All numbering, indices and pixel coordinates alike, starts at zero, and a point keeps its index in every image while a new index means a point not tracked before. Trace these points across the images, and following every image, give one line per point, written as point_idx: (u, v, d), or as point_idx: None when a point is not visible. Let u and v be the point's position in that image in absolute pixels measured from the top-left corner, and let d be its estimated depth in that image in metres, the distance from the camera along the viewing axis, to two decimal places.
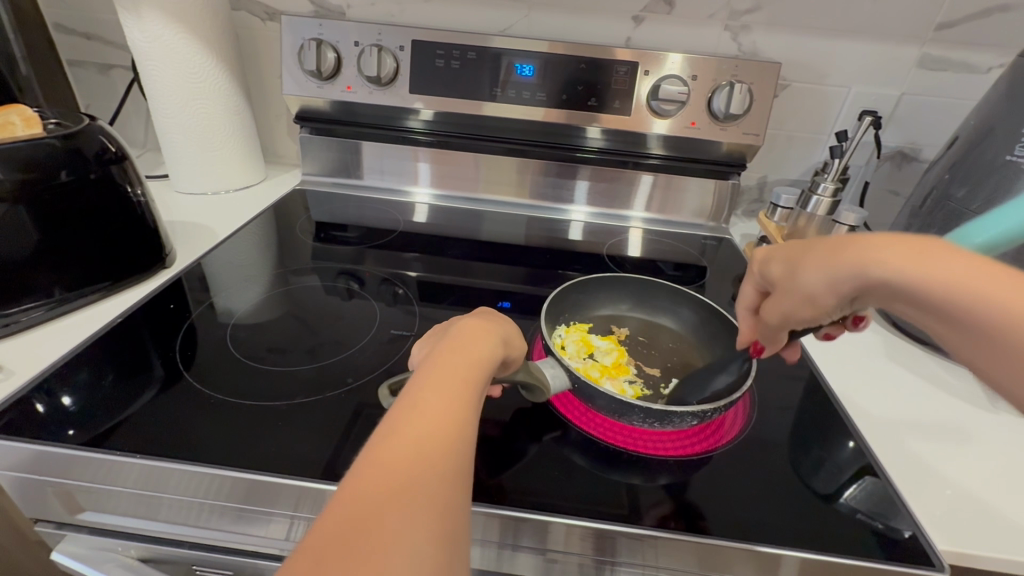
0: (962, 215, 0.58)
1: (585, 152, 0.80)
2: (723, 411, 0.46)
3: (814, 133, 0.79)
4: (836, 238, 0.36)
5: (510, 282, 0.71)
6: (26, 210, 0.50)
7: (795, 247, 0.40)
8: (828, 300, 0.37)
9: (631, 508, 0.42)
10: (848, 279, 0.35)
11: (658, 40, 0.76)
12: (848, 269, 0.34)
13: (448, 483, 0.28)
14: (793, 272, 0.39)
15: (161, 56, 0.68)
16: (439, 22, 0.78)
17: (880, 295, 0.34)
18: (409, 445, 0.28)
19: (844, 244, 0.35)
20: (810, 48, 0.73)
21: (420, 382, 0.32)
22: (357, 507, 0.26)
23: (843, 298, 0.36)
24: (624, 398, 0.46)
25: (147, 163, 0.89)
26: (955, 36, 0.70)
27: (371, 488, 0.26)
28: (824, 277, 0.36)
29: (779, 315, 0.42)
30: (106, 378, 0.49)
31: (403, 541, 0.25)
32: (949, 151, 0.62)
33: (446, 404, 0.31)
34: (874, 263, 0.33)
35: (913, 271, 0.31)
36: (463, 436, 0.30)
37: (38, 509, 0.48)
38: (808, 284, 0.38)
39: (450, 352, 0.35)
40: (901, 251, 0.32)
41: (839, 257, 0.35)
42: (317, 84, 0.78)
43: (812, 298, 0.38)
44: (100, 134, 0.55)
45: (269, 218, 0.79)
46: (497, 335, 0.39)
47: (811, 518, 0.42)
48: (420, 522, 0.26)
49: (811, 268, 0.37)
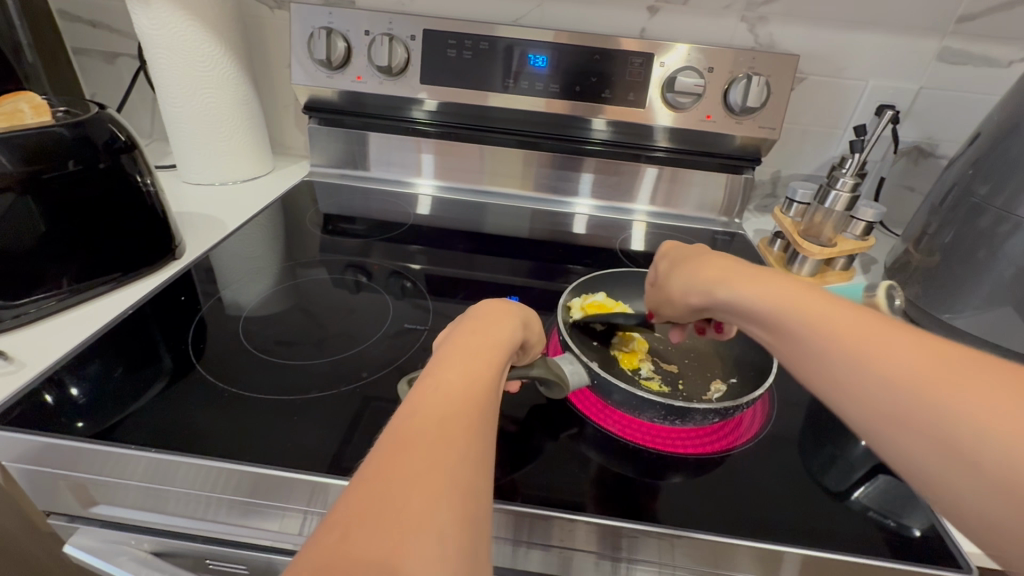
0: (984, 211, 0.57)
1: (589, 144, 0.80)
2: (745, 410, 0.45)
3: (829, 127, 0.78)
4: (714, 259, 0.43)
5: (519, 276, 0.70)
6: (34, 202, 0.49)
7: (683, 255, 0.47)
8: (683, 303, 0.45)
9: (648, 506, 0.41)
10: (702, 292, 0.42)
11: (673, 31, 0.75)
12: (710, 282, 0.41)
13: (473, 462, 0.27)
14: (671, 276, 0.47)
15: (169, 43, 0.67)
16: (449, 11, 0.77)
17: (717, 307, 0.41)
18: (429, 425, 0.28)
19: (719, 264, 0.42)
20: (829, 40, 0.72)
21: (438, 365, 0.32)
22: (379, 488, 0.25)
23: (694, 306, 0.44)
24: (644, 394, 0.45)
25: (153, 154, 0.88)
26: (977, 29, 0.69)
27: (393, 470, 0.25)
28: (687, 284, 0.44)
29: (656, 305, 0.51)
30: (117, 370, 0.49)
31: (429, 519, 0.24)
32: (972, 146, 0.61)
33: (465, 386, 0.30)
34: (722, 284, 0.40)
35: (745, 293, 0.37)
36: (484, 417, 0.30)
37: (49, 502, 0.47)
38: (677, 283, 0.46)
39: (469, 335, 0.35)
40: (755, 278, 0.38)
41: (713, 272, 0.42)
42: (326, 74, 0.77)
43: (674, 299, 0.46)
44: (109, 122, 0.54)
45: (276, 210, 0.79)
46: (516, 317, 0.39)
47: (826, 517, 0.42)
48: (447, 500, 0.25)
49: (686, 276, 0.45)
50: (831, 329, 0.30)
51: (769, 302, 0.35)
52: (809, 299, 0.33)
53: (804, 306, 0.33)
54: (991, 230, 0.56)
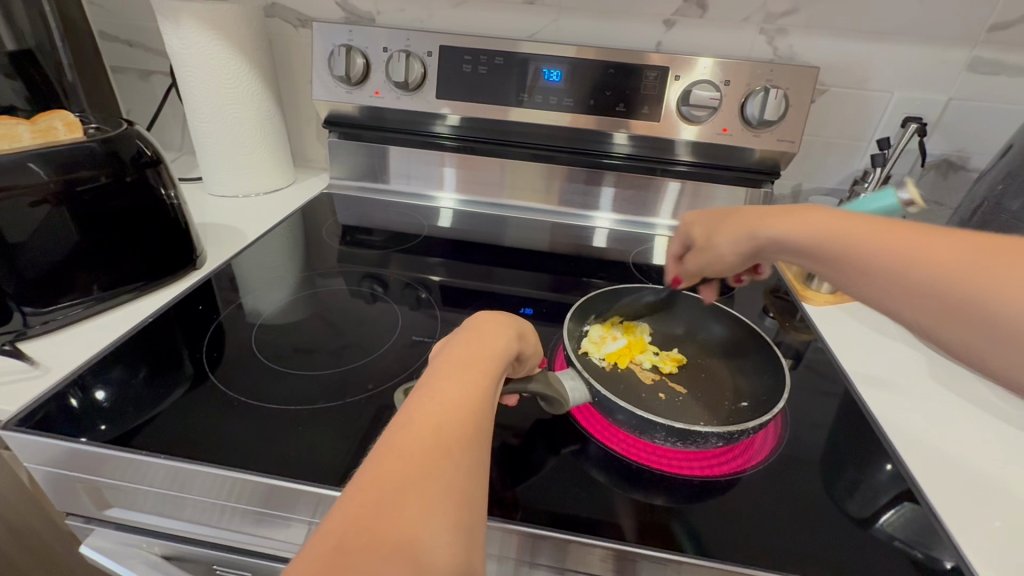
0: (1017, 227, 0.55)
1: (611, 157, 0.79)
2: (751, 434, 0.44)
3: (853, 140, 0.76)
4: (743, 212, 0.48)
5: (533, 289, 0.70)
6: (69, 213, 0.51)
7: (715, 220, 0.52)
8: (734, 257, 0.49)
9: (653, 530, 0.40)
10: (750, 240, 0.46)
11: (691, 44, 0.74)
12: (747, 230, 0.46)
13: (467, 474, 0.27)
14: (711, 237, 0.51)
15: (198, 63, 0.70)
16: (468, 27, 0.78)
17: (770, 250, 0.45)
18: (425, 435, 0.27)
19: (750, 216, 0.47)
20: (850, 51, 0.70)
21: (436, 375, 0.32)
22: (374, 495, 0.25)
23: (744, 255, 0.48)
24: (647, 415, 0.44)
25: (182, 166, 0.92)
26: (1010, 38, 0.67)
27: (386, 481, 0.25)
28: (732, 239, 0.48)
29: (698, 268, 0.54)
30: (136, 375, 0.50)
31: (421, 531, 0.24)
32: (1003, 158, 0.59)
33: (462, 395, 0.30)
34: (766, 227, 0.44)
35: (793, 233, 0.41)
36: (482, 429, 0.30)
37: (68, 504, 0.49)
38: (718, 243, 0.50)
39: (465, 345, 0.35)
40: (785, 215, 0.43)
41: (739, 225, 0.47)
42: (346, 89, 0.79)
43: (722, 256, 0.50)
44: (136, 138, 0.56)
45: (296, 221, 0.80)
46: (512, 328, 0.38)
47: (849, 549, 0.40)
48: (440, 511, 0.25)
49: (725, 230, 0.49)
50: (823, 237, 0.38)
51: (800, 234, 0.41)
52: (854, 222, 0.37)
53: (818, 228, 0.39)
54: None
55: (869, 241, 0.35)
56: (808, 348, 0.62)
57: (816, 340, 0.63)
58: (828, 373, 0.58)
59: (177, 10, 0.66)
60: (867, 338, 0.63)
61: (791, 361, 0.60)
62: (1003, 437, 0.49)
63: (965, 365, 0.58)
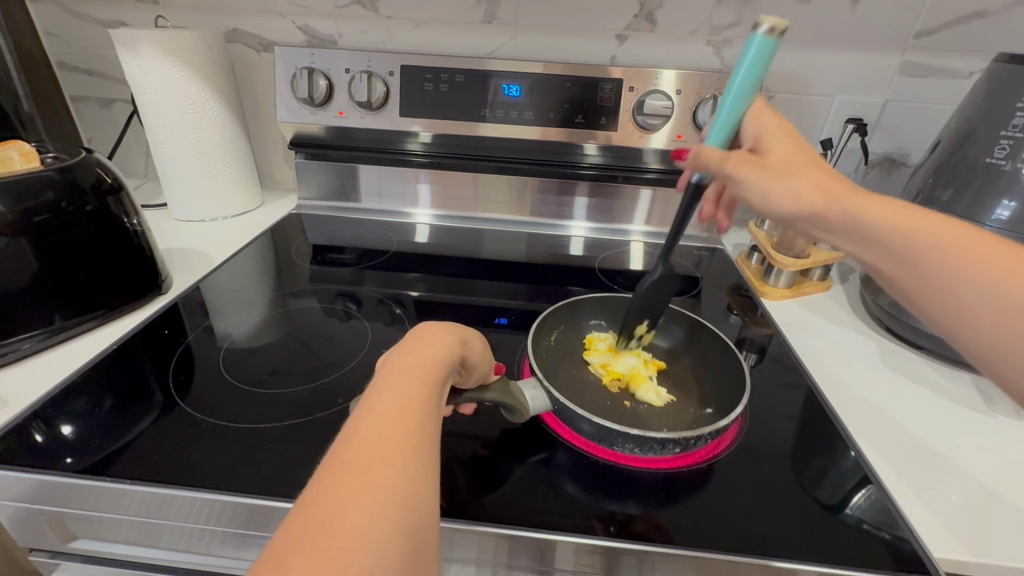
0: (948, 218, 0.59)
1: (581, 168, 0.81)
2: (708, 439, 0.46)
3: (801, 142, 0.80)
4: (815, 171, 0.41)
5: (506, 299, 0.71)
6: (27, 243, 0.51)
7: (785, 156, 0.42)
8: (792, 205, 0.41)
9: (630, 525, 0.41)
10: (827, 204, 0.40)
11: (644, 57, 0.77)
12: (824, 194, 0.40)
13: (414, 476, 0.28)
14: (782, 178, 0.41)
15: (159, 88, 0.70)
16: (429, 47, 0.80)
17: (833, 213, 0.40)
18: (367, 446, 0.28)
19: (840, 188, 0.40)
20: (792, 59, 0.74)
21: (377, 389, 0.32)
22: (322, 505, 0.25)
23: (805, 210, 0.40)
24: (605, 425, 0.46)
25: (147, 193, 0.91)
26: (934, 43, 0.72)
27: (329, 493, 0.26)
28: (801, 190, 0.40)
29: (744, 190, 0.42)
30: (102, 405, 0.49)
31: (361, 546, 0.25)
32: (933, 154, 0.63)
33: (406, 403, 0.31)
34: (852, 201, 0.39)
35: (884, 215, 0.39)
36: (424, 431, 0.30)
37: (34, 540, 0.48)
38: (799, 186, 0.40)
39: (410, 353, 0.35)
40: (886, 203, 0.39)
41: (807, 178, 0.40)
42: (310, 111, 0.80)
43: (786, 196, 0.41)
44: (96, 166, 0.57)
45: (265, 243, 0.81)
46: (455, 335, 0.40)
47: (820, 533, 0.41)
48: (386, 516, 0.26)
49: (780, 181, 0.41)
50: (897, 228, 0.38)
51: (877, 220, 0.39)
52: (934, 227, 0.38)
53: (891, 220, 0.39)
54: None
55: (964, 254, 0.37)
56: (771, 341, 0.65)
57: (776, 334, 0.66)
58: (787, 365, 0.60)
59: (136, 38, 0.67)
60: (824, 328, 0.65)
61: (756, 356, 0.62)
62: (950, 416, 0.52)
63: (914, 350, 0.61)
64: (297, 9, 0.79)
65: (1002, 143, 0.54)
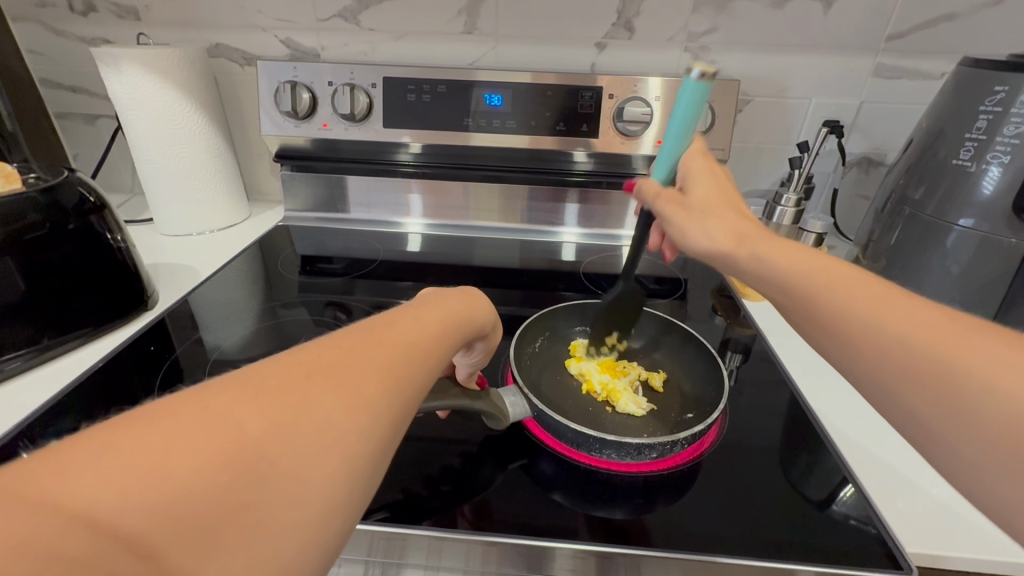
0: (920, 218, 0.60)
1: (572, 175, 0.82)
2: (684, 444, 0.47)
3: (781, 144, 0.81)
4: (739, 218, 0.40)
5: (495, 306, 0.72)
6: (12, 264, 0.51)
7: (706, 202, 0.42)
8: (706, 245, 0.40)
9: (613, 528, 0.42)
10: (728, 241, 0.39)
11: (623, 64, 0.78)
12: (739, 238, 0.38)
13: (389, 409, 0.28)
14: (697, 216, 0.42)
15: (142, 105, 0.70)
16: (412, 58, 0.81)
17: (746, 271, 0.37)
18: (366, 355, 0.29)
19: (761, 239, 0.37)
20: (767, 64, 0.76)
21: (392, 316, 0.33)
22: (300, 381, 0.26)
23: (719, 249, 0.39)
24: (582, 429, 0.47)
25: (133, 209, 0.91)
26: (905, 46, 0.73)
27: (310, 377, 0.26)
28: (709, 232, 0.40)
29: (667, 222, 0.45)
30: (89, 424, 0.50)
31: (305, 448, 0.24)
32: (905, 154, 0.65)
33: (413, 339, 0.32)
34: (765, 251, 0.36)
35: (791, 267, 0.34)
36: (419, 374, 0.31)
37: None
38: (714, 225, 0.40)
39: (440, 304, 0.37)
40: (802, 254, 0.34)
41: (725, 220, 0.40)
42: (294, 124, 0.81)
43: (694, 238, 0.42)
44: (78, 185, 0.57)
45: (253, 255, 0.81)
46: (483, 307, 0.41)
47: (806, 529, 0.42)
48: (348, 428, 0.25)
49: (698, 222, 0.41)
50: (819, 289, 0.32)
51: (781, 268, 0.34)
52: (836, 276, 0.32)
53: (803, 268, 0.33)
54: (931, 232, 0.59)
55: (883, 323, 0.29)
56: (755, 341, 0.66)
57: (757, 335, 0.67)
58: (769, 365, 0.61)
59: (118, 56, 0.67)
60: None
61: (740, 356, 0.63)
62: None
63: None
64: (278, 24, 0.79)
65: (967, 145, 0.56)
